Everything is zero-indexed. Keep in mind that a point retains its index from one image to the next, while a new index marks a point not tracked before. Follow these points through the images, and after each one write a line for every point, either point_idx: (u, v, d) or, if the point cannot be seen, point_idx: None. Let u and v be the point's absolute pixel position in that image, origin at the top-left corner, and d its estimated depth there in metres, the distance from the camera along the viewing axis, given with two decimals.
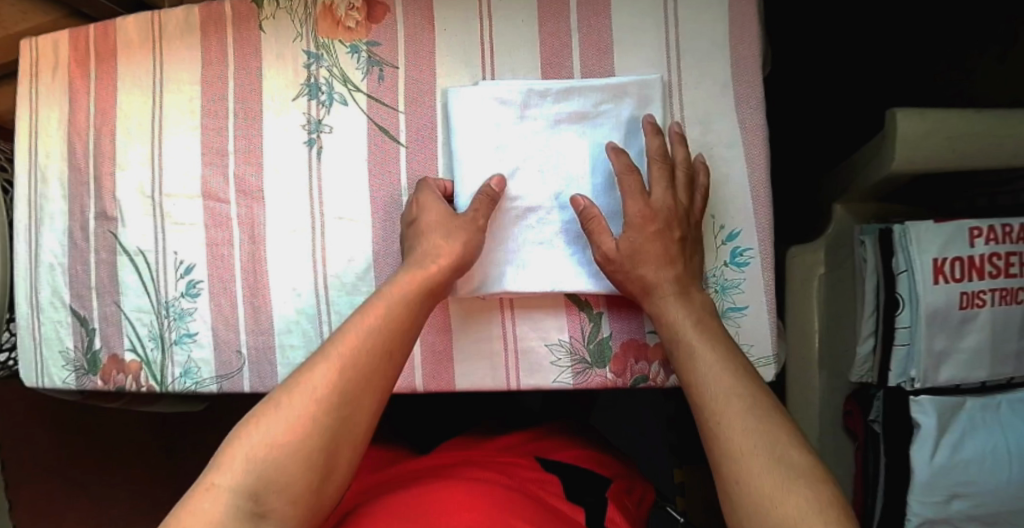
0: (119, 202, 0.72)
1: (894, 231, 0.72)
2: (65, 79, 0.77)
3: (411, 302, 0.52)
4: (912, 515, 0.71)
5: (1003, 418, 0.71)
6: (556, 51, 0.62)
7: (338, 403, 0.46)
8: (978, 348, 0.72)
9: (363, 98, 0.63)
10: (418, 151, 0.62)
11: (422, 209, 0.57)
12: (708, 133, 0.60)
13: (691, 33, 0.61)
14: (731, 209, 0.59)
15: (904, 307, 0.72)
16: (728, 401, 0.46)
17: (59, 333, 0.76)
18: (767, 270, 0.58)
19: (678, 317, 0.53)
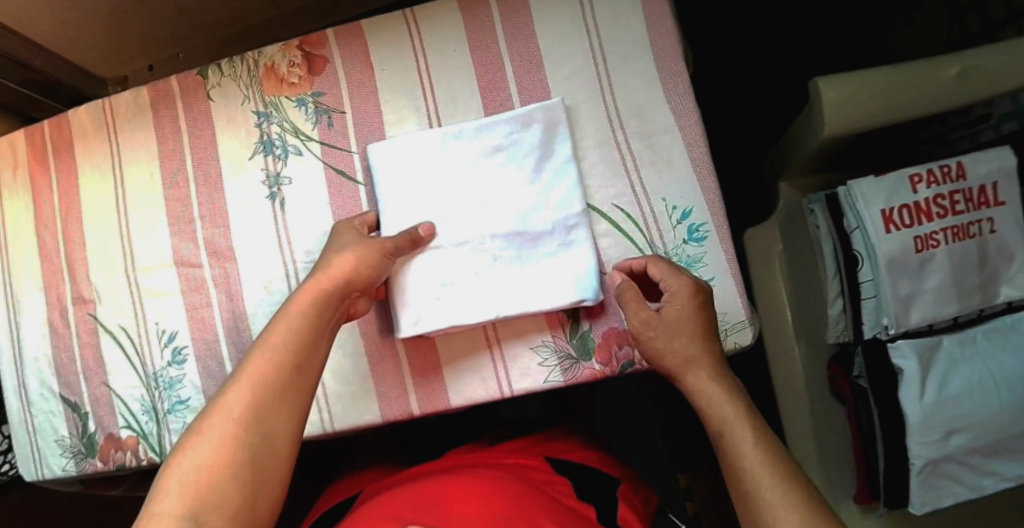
0: (94, 284, 0.74)
1: (840, 193, 0.77)
2: (25, 175, 0.79)
3: (313, 314, 0.53)
4: (914, 458, 0.72)
5: (982, 349, 0.73)
6: (490, 73, 0.65)
7: (256, 418, 0.46)
8: (942, 286, 0.75)
9: (316, 145, 0.66)
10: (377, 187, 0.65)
11: (333, 240, 0.59)
12: (645, 124, 0.63)
13: (612, 36, 0.65)
14: (680, 189, 0.62)
15: (863, 262, 0.75)
16: (766, 473, 0.46)
17: (52, 422, 0.78)
18: (725, 241, 0.61)
19: (708, 383, 0.52)
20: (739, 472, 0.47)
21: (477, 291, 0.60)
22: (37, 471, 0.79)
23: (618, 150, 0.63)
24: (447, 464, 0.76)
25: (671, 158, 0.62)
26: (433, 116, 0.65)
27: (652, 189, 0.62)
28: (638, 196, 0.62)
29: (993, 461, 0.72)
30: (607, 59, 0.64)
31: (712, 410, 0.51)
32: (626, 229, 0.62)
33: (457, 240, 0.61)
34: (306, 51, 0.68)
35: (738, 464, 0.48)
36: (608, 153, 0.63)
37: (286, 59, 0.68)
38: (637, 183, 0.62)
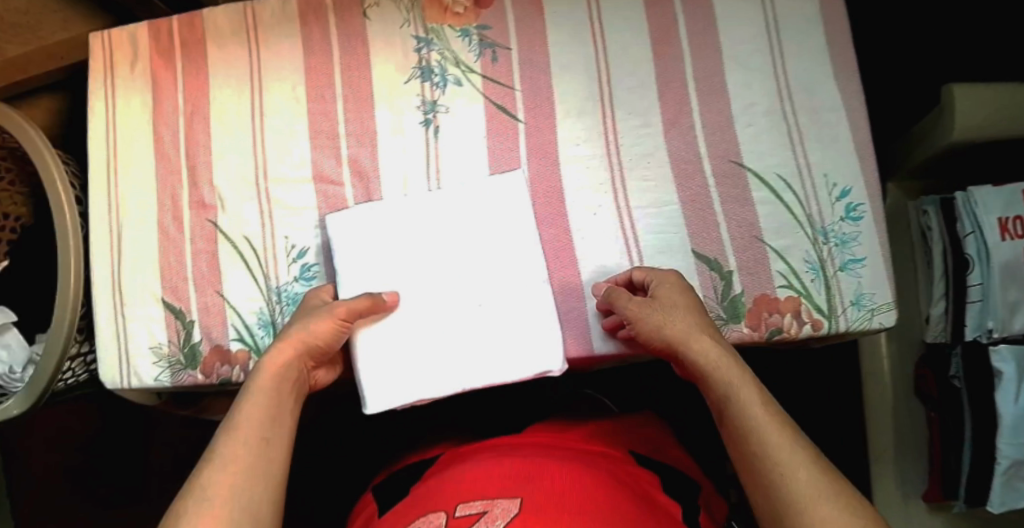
0: (218, 191, 0.73)
1: (957, 198, 0.77)
2: (146, 71, 0.76)
3: (273, 378, 0.54)
4: (1001, 458, 0.73)
5: None
6: (664, 28, 0.65)
7: (236, 498, 0.47)
8: None
9: (477, 78, 0.66)
10: (537, 126, 0.65)
11: (300, 313, 0.61)
12: (813, 100, 0.64)
13: (789, 8, 0.65)
14: (842, 168, 0.63)
15: (974, 266, 0.76)
16: (777, 435, 0.47)
17: (149, 328, 0.74)
18: (879, 223, 0.62)
19: (706, 349, 0.53)
20: (749, 433, 0.47)
21: (440, 361, 0.61)
22: (122, 381, 0.74)
23: (785, 121, 0.63)
24: (528, 439, 0.74)
25: (834, 136, 0.63)
26: (599, 62, 0.65)
27: (815, 164, 0.63)
28: (801, 169, 0.63)
29: None
30: (781, 30, 0.65)
31: (716, 374, 0.51)
32: (786, 198, 0.62)
33: (418, 313, 0.62)
34: None
35: (745, 424, 0.48)
36: (772, 122, 0.63)
37: None
38: (800, 157, 0.63)
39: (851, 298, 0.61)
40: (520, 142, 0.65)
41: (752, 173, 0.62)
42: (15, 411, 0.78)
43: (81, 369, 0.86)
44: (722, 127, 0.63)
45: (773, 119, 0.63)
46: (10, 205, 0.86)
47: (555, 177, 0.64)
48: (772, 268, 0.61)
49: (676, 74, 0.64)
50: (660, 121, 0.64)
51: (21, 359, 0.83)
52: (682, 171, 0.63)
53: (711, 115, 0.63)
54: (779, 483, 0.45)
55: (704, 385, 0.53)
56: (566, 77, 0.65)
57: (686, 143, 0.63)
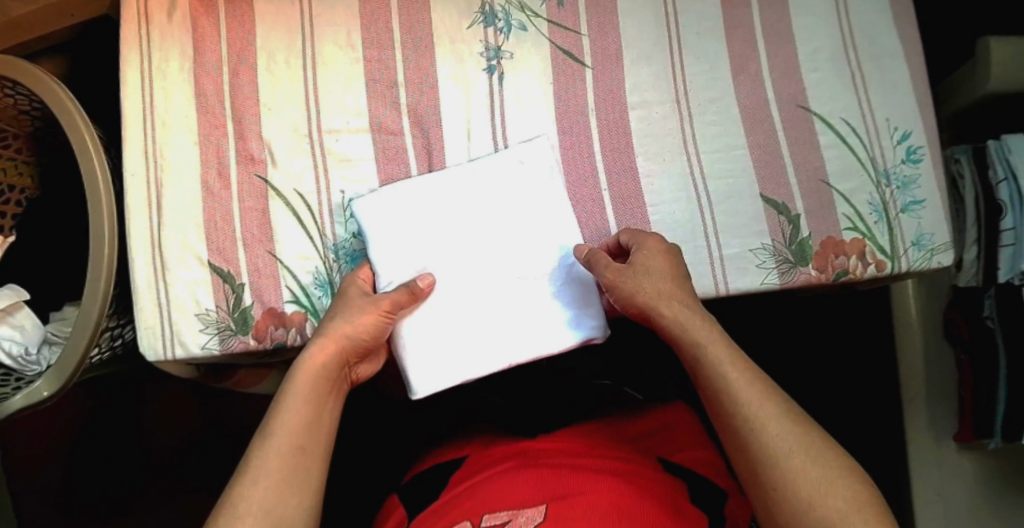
0: (267, 144, 0.70)
1: (989, 146, 0.77)
2: (185, 19, 0.73)
3: (314, 378, 0.53)
4: None
5: None
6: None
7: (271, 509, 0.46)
8: None
9: (543, 23, 0.65)
10: (605, 71, 0.65)
11: (337, 305, 0.59)
12: (874, 46, 0.65)
13: None
14: (902, 112, 0.64)
15: (1008, 211, 0.75)
16: (746, 394, 0.51)
17: (194, 293, 0.69)
18: (937, 166, 0.64)
19: (676, 313, 0.56)
20: (720, 391, 0.52)
21: (476, 344, 0.60)
22: (162, 352, 0.69)
23: (848, 66, 0.65)
24: (550, 445, 0.71)
25: (895, 80, 0.65)
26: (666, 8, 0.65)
27: (876, 108, 0.64)
28: (864, 112, 0.64)
29: None
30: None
31: (688, 335, 0.54)
32: (850, 142, 0.64)
33: (457, 297, 0.61)
34: None
35: (717, 383, 0.52)
36: (836, 66, 0.64)
37: None
38: (864, 102, 0.64)
39: (912, 239, 0.63)
40: (587, 88, 0.65)
41: (819, 117, 0.64)
42: (43, 394, 0.67)
43: (105, 347, 0.80)
44: (788, 72, 0.64)
45: (836, 63, 0.64)
46: (13, 175, 0.80)
47: (623, 123, 0.64)
48: (840, 211, 0.63)
49: (742, 20, 0.65)
50: (727, 65, 0.64)
51: (35, 340, 0.74)
52: (750, 116, 0.64)
53: (778, 60, 0.64)
54: (757, 440, 0.49)
55: (677, 345, 0.56)
56: (633, 22, 0.65)
57: (754, 88, 0.64)
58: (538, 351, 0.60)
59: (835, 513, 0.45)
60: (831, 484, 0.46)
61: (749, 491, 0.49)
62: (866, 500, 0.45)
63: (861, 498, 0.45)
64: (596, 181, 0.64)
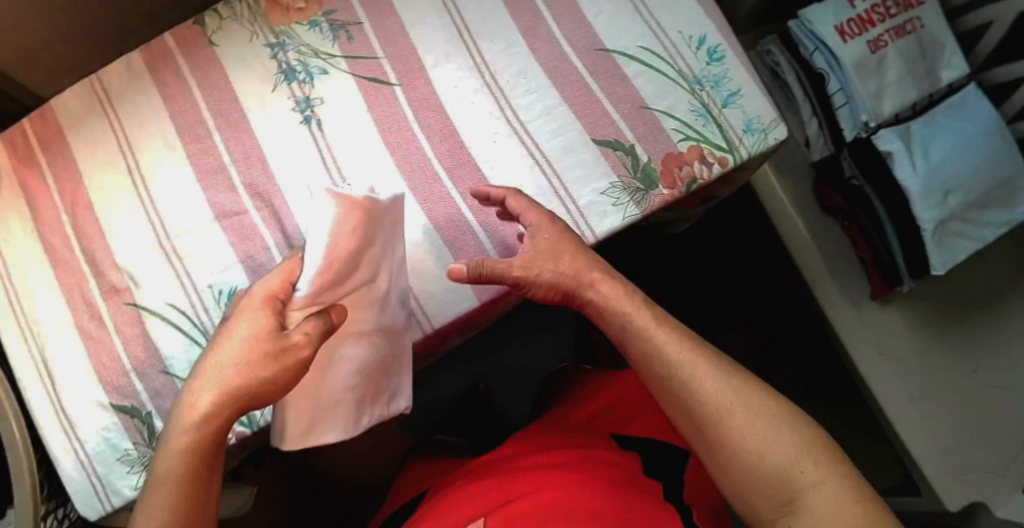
0: (125, 269, 0.68)
1: (791, 25, 0.82)
2: (9, 183, 0.71)
3: (199, 456, 0.46)
4: (925, 223, 0.76)
5: (943, 123, 0.79)
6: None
7: None
8: (901, 76, 0.79)
9: (341, 60, 0.67)
10: (412, 84, 0.66)
11: (240, 323, 0.47)
12: None
13: None
14: (691, 22, 0.68)
15: (829, 75, 0.80)
16: (687, 361, 0.51)
17: (108, 439, 0.66)
18: (741, 56, 0.68)
19: (603, 294, 0.56)
20: (659, 363, 0.52)
21: (351, 402, 0.56)
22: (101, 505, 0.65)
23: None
24: (506, 453, 0.75)
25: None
26: (448, 8, 0.68)
27: (667, 26, 0.68)
28: (656, 32, 0.68)
29: (985, 212, 0.79)
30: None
31: (618, 314, 0.55)
32: (654, 64, 0.67)
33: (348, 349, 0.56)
34: None
35: (655, 354, 0.53)
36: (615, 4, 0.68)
37: None
38: (653, 24, 0.68)
39: (742, 127, 0.66)
40: (402, 105, 0.66)
41: (617, 53, 0.67)
42: None
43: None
44: (576, 24, 0.68)
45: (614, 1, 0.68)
46: None
47: (447, 122, 0.66)
48: (665, 127, 0.66)
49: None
50: (520, 38, 0.67)
51: None
52: (556, 74, 0.66)
53: (563, 18, 0.68)
54: (697, 405, 0.50)
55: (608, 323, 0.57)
56: (423, 31, 0.68)
57: (551, 49, 0.67)
58: (386, 411, 0.59)
59: (787, 460, 0.46)
60: (776, 437, 0.47)
61: (702, 453, 0.51)
62: (814, 443, 0.47)
63: (810, 442, 0.47)
64: (444, 183, 0.64)
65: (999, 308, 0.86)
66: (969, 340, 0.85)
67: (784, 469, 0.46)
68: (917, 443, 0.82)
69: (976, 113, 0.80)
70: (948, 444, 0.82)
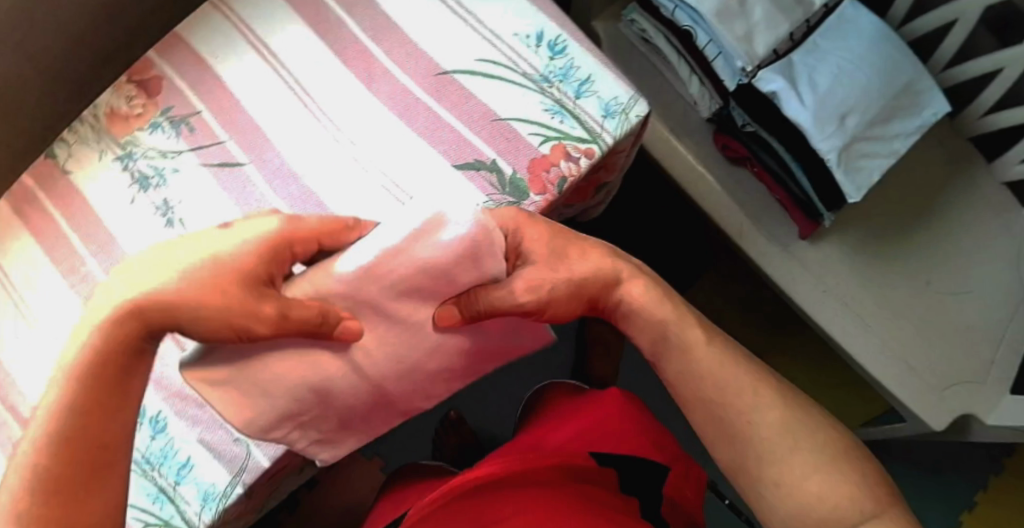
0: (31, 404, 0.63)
1: None
2: None
3: (101, 381, 0.38)
4: (827, 153, 0.73)
5: (824, 47, 0.77)
6: (309, 8, 0.64)
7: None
8: (768, 12, 0.76)
9: (189, 154, 0.63)
10: (262, 160, 0.61)
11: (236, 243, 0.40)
12: None
13: None
14: (527, 18, 0.64)
15: (695, 29, 0.78)
16: (741, 385, 0.48)
17: None
18: (582, 43, 0.65)
19: (649, 306, 0.51)
20: (709, 380, 0.49)
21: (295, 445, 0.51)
22: None
23: (455, 16, 0.64)
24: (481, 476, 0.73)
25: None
26: (279, 71, 0.64)
27: (502, 30, 0.64)
28: (491, 39, 0.64)
29: (891, 125, 0.76)
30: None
31: (663, 328, 0.51)
32: (498, 72, 0.63)
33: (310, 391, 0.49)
34: (138, 80, 0.66)
35: (705, 372, 0.49)
36: (447, 21, 0.64)
37: (123, 98, 0.66)
38: (486, 32, 0.64)
39: (601, 113, 0.63)
40: (257, 185, 0.61)
41: (462, 72, 0.62)
42: None
43: None
44: (410, 51, 0.63)
45: (444, 20, 0.64)
46: None
47: (305, 188, 0.60)
48: (521, 132, 0.61)
49: (346, 38, 0.64)
50: (357, 83, 0.62)
51: None
52: (409, 110, 0.62)
53: (396, 51, 0.63)
54: (738, 430, 0.47)
55: (643, 335, 0.52)
56: (259, 102, 0.63)
57: (393, 87, 0.62)
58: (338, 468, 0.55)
59: (845, 502, 0.43)
60: (836, 476, 0.44)
61: (741, 484, 0.48)
62: (871, 483, 0.44)
63: (869, 484, 0.44)
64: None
65: (927, 217, 0.86)
66: (906, 257, 0.85)
67: (841, 511, 0.43)
68: (878, 367, 0.83)
69: (855, 31, 0.78)
70: (907, 364, 0.84)
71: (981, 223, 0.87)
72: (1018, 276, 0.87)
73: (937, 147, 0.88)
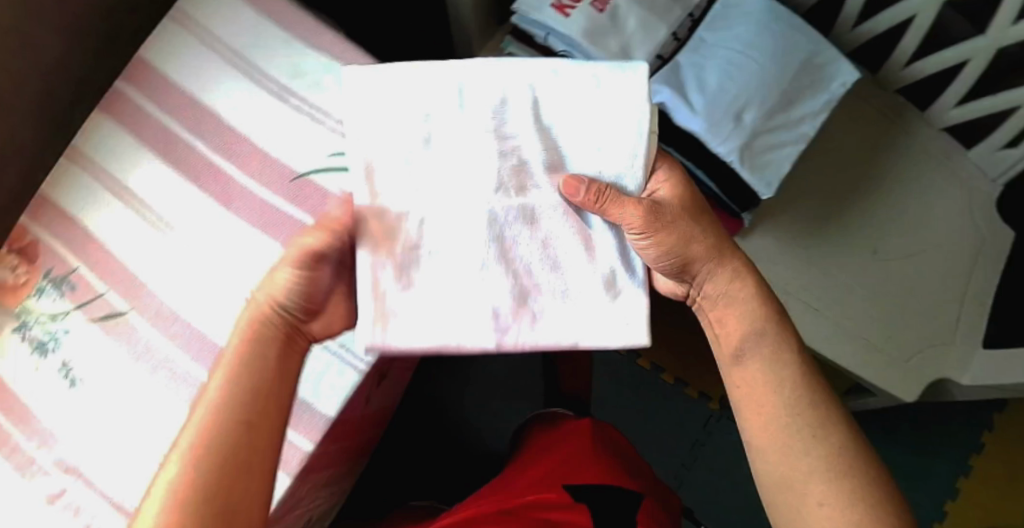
0: None
1: (515, 21, 0.74)
2: None
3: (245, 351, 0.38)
4: (726, 157, 0.69)
5: (711, 41, 0.72)
6: (158, 137, 0.61)
7: (236, 431, 0.36)
8: (643, 19, 0.71)
9: (77, 312, 0.61)
10: (142, 306, 0.59)
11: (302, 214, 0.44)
12: (307, 78, 0.60)
13: (215, 20, 0.61)
14: None
15: (573, 54, 0.72)
16: (817, 407, 0.42)
17: None
18: None
19: (743, 298, 0.44)
20: (783, 388, 0.42)
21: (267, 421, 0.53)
22: None
23: (299, 112, 0.59)
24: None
25: (345, 79, 0.60)
26: (143, 213, 0.61)
27: None
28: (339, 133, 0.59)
29: (795, 108, 0.71)
30: (229, 41, 0.61)
31: (744, 324, 0.43)
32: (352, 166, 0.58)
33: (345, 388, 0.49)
34: (19, 249, 0.64)
35: (778, 377, 0.42)
36: (294, 119, 0.59)
37: (8, 269, 0.63)
38: (332, 126, 0.59)
39: None
40: (144, 330, 0.59)
41: (318, 172, 0.58)
42: None
43: None
44: (260, 162, 0.59)
45: (290, 119, 0.59)
46: None
47: (190, 326, 0.58)
48: None
49: (196, 161, 0.60)
50: (217, 206, 0.59)
51: None
52: (276, 224, 0.58)
53: (249, 164, 0.59)
54: (765, 449, 0.42)
55: (726, 323, 0.44)
56: (130, 246, 0.60)
57: (252, 204, 0.58)
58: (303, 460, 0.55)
59: None
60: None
61: (781, 505, 0.41)
62: None
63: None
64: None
65: (861, 185, 0.82)
66: (846, 230, 0.82)
67: None
68: (832, 351, 0.80)
69: (743, 16, 0.72)
70: (866, 340, 0.80)
71: (917, 175, 0.82)
72: (973, 225, 0.82)
73: (859, 107, 0.83)
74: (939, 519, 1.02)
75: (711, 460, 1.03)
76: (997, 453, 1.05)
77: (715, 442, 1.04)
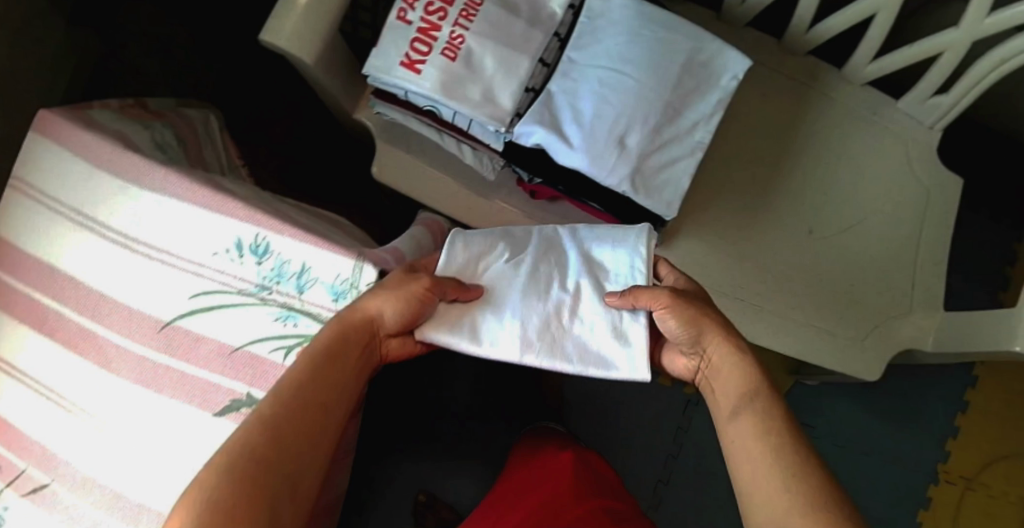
0: None
1: (371, 83, 0.69)
2: None
3: (336, 346, 0.47)
4: (619, 187, 0.64)
5: (580, 61, 0.66)
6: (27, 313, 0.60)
7: (314, 412, 0.44)
8: (501, 56, 0.65)
9: (7, 491, 0.59)
10: (63, 475, 0.59)
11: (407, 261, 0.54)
12: (149, 221, 0.57)
13: (47, 178, 0.59)
14: (218, 227, 0.56)
15: (437, 107, 0.67)
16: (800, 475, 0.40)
17: None
18: (280, 231, 0.55)
19: (735, 370, 0.47)
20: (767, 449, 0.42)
21: None
22: None
23: (152, 260, 0.57)
24: None
25: (186, 215, 0.56)
26: (35, 386, 0.60)
27: (202, 254, 0.56)
28: (195, 271, 0.57)
29: (684, 114, 0.66)
30: (67, 202, 0.59)
31: (738, 392, 0.46)
32: (215, 302, 0.56)
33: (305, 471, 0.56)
34: None
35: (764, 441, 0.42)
36: (148, 266, 0.57)
37: None
38: (186, 264, 0.57)
39: (331, 298, 0.55)
40: (67, 497, 0.59)
41: (183, 317, 0.57)
42: None
43: None
44: (126, 318, 0.58)
45: (144, 267, 0.57)
46: None
47: (110, 488, 0.58)
48: (257, 352, 0.56)
49: (68, 326, 0.59)
50: (99, 370, 0.58)
51: None
52: (160, 375, 0.57)
53: (116, 321, 0.58)
54: (750, 489, 0.41)
55: (721, 397, 0.47)
56: (36, 422, 0.60)
57: (130, 361, 0.57)
58: None
59: None
60: None
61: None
62: None
63: None
64: None
65: (785, 165, 0.76)
66: (777, 217, 0.76)
67: None
68: (790, 342, 0.75)
69: (609, 25, 0.66)
70: (819, 326, 0.75)
71: (844, 137, 0.76)
72: (911, 176, 0.76)
73: (772, 79, 0.76)
74: (943, 460, 0.99)
75: (698, 445, 1.03)
76: (994, 382, 1.00)
77: (698, 425, 1.03)
